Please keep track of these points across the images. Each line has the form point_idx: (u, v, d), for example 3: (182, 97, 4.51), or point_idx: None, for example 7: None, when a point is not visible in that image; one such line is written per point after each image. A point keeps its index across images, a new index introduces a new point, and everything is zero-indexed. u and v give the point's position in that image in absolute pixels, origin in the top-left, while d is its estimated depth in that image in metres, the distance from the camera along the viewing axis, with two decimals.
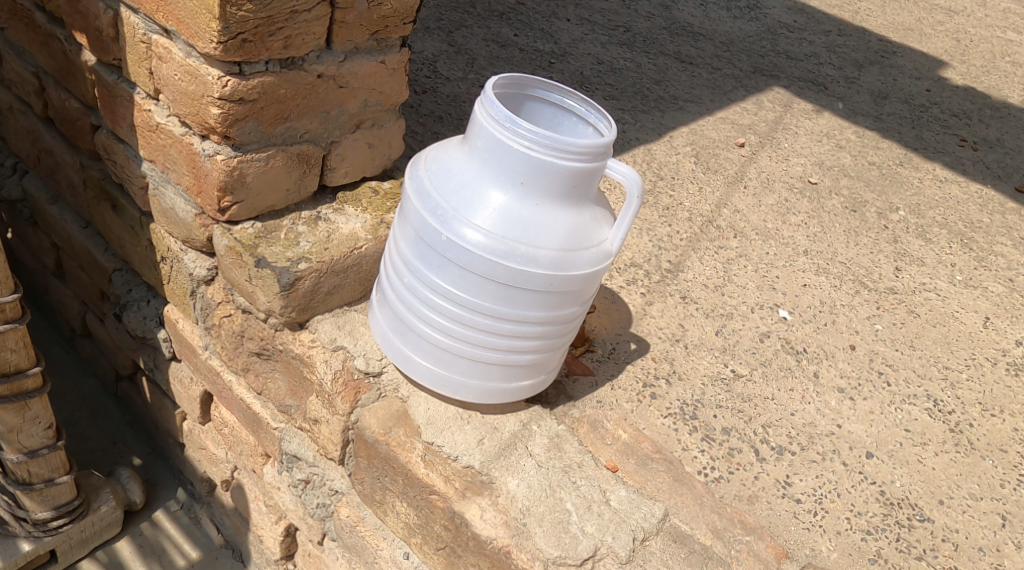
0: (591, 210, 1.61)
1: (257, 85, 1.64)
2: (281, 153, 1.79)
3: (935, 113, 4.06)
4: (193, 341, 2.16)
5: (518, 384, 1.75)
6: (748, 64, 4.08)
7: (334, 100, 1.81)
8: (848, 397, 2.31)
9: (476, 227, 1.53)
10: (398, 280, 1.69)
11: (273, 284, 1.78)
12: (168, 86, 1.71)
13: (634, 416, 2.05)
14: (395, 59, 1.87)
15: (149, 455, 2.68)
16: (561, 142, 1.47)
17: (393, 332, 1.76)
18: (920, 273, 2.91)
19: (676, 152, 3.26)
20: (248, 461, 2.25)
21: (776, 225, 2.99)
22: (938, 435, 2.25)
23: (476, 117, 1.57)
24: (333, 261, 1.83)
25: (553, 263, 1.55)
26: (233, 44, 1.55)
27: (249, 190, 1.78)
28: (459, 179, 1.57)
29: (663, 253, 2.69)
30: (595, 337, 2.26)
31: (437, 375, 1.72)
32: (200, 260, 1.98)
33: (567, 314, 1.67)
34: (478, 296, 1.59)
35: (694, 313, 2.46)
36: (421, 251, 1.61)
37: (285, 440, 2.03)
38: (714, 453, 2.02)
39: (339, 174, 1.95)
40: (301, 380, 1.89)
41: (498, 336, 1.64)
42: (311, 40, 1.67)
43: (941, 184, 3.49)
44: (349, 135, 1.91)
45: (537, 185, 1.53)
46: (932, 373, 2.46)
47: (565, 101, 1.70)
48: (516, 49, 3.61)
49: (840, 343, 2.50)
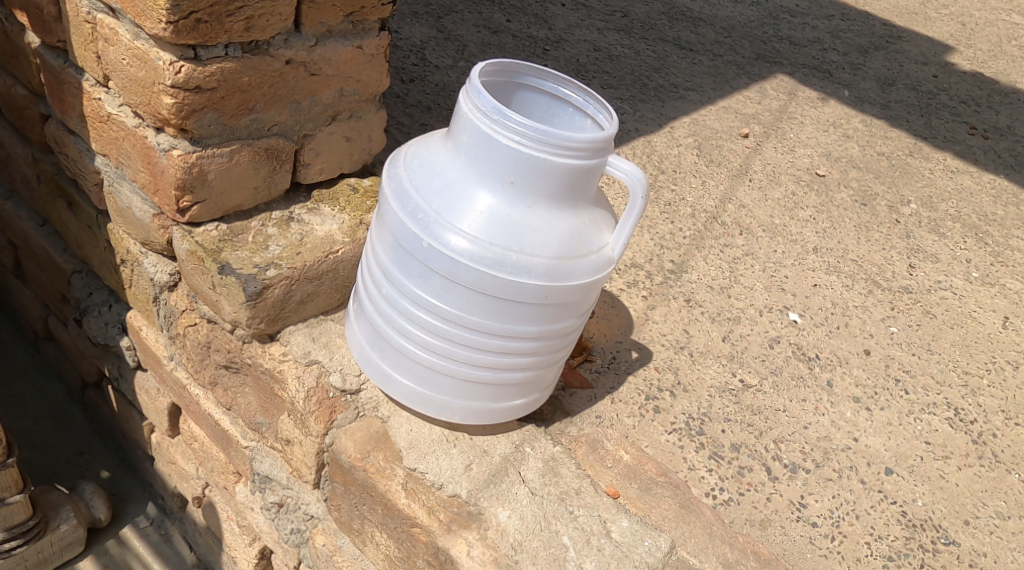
0: (590, 212, 1.45)
1: (216, 71, 1.46)
2: (247, 147, 1.61)
3: (943, 100, 3.89)
4: (158, 351, 1.98)
5: (509, 404, 1.59)
6: (750, 50, 3.91)
7: (305, 90, 1.65)
8: (864, 407, 2.14)
9: (461, 232, 1.36)
10: (376, 291, 1.52)
11: (238, 293, 1.60)
12: (117, 73, 1.52)
13: (635, 433, 1.89)
14: (373, 43, 1.71)
15: (117, 467, 2.50)
16: (556, 135, 1.31)
17: (370, 347, 1.59)
18: (934, 270, 2.75)
19: (677, 143, 3.09)
20: (220, 478, 2.07)
21: (784, 220, 2.83)
22: (960, 448, 2.09)
23: (460, 109, 1.39)
24: (305, 267, 1.66)
25: (549, 273, 1.38)
26: (186, 25, 1.37)
27: (211, 189, 1.61)
28: (441, 178, 1.40)
29: (665, 252, 2.53)
30: (594, 345, 2.11)
31: (420, 396, 1.56)
32: (162, 265, 1.80)
33: (563, 327, 1.50)
34: (464, 309, 1.42)
35: (699, 317, 2.30)
36: (401, 259, 1.44)
37: (256, 459, 1.85)
38: (723, 473, 1.86)
39: (313, 170, 1.79)
40: (272, 397, 1.72)
41: (487, 353, 1.47)
42: (275, 22, 1.50)
43: (952, 175, 3.33)
44: (323, 127, 1.75)
45: (529, 185, 1.36)
46: (952, 379, 2.30)
47: (561, 90, 1.53)
48: (508, 35, 3.43)
49: (854, 348, 2.33)
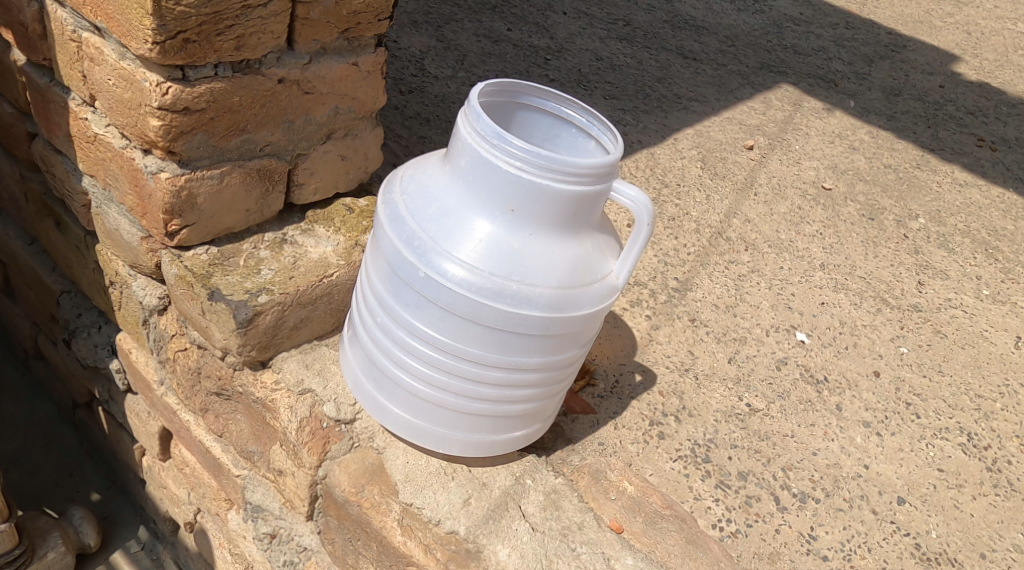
0: (594, 238, 1.39)
1: (205, 92, 1.40)
2: (238, 169, 1.56)
3: (950, 111, 3.83)
4: (148, 375, 1.92)
5: (509, 436, 1.53)
6: (754, 60, 3.85)
7: (298, 108, 1.59)
8: (874, 433, 2.09)
9: (458, 261, 1.31)
10: (370, 319, 1.46)
11: (228, 320, 1.54)
12: (103, 93, 1.47)
13: (639, 461, 1.83)
14: (370, 60, 1.66)
15: (108, 489, 2.44)
16: (559, 161, 1.25)
17: (365, 377, 1.53)
18: (944, 287, 2.69)
19: (681, 156, 3.04)
20: (211, 504, 2.00)
21: (790, 235, 2.77)
22: (974, 476, 2.03)
23: (458, 132, 1.34)
24: (298, 292, 1.60)
25: (551, 303, 1.33)
26: (172, 45, 1.32)
27: (201, 212, 1.55)
28: (439, 204, 1.34)
29: (669, 269, 2.47)
30: (596, 368, 2.05)
31: (417, 428, 1.50)
32: (151, 288, 1.74)
33: (565, 359, 1.45)
34: (462, 341, 1.36)
35: (705, 338, 2.24)
36: (396, 288, 1.38)
37: (248, 489, 1.79)
38: (730, 503, 1.80)
39: (307, 191, 1.74)
40: (264, 426, 1.67)
41: (486, 385, 1.42)
42: (267, 40, 1.44)
43: (961, 188, 3.27)
44: (318, 146, 1.69)
45: (531, 213, 1.30)
46: (964, 403, 2.24)
47: (563, 110, 1.48)
48: (509, 45, 3.37)
49: (863, 369, 2.28)
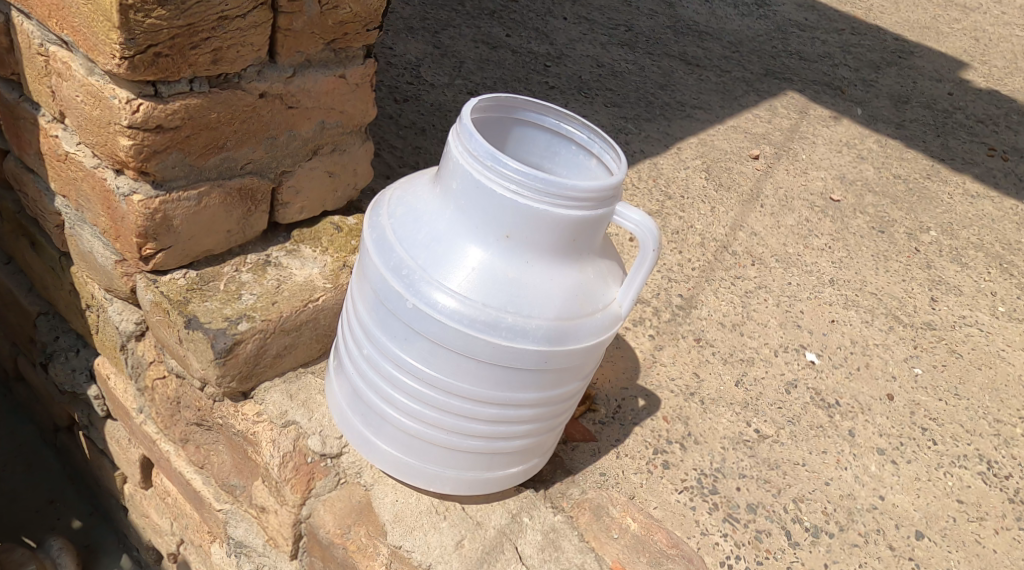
0: (596, 265, 1.30)
1: (179, 109, 1.31)
2: (217, 189, 1.47)
3: (959, 119, 3.74)
4: (126, 403, 1.82)
5: (505, 472, 1.44)
6: (759, 66, 3.76)
7: (282, 124, 1.50)
8: (889, 461, 2.00)
9: (449, 292, 1.21)
10: (357, 351, 1.37)
11: (206, 350, 1.45)
12: (72, 110, 1.37)
13: (643, 493, 1.74)
14: (358, 72, 1.57)
15: (90, 516, 2.36)
16: (558, 184, 1.16)
17: (352, 411, 1.44)
18: (958, 304, 2.59)
19: (685, 166, 2.94)
20: (194, 536, 1.91)
21: (798, 249, 2.67)
22: (996, 508, 1.94)
23: (450, 152, 1.24)
24: (282, 318, 1.51)
25: (549, 336, 1.23)
26: (143, 60, 1.22)
27: (177, 235, 1.46)
28: (429, 230, 1.25)
29: (673, 285, 2.37)
30: (598, 392, 1.95)
31: (407, 465, 1.41)
32: (127, 313, 1.64)
33: (564, 393, 1.36)
34: (454, 376, 1.27)
35: (711, 359, 2.15)
36: (383, 318, 1.29)
37: (230, 524, 1.70)
38: (739, 539, 1.71)
39: (293, 209, 1.65)
40: (246, 460, 1.57)
41: (480, 421, 1.33)
42: (247, 53, 1.35)
43: (973, 200, 3.18)
44: (304, 163, 1.60)
45: (527, 239, 1.21)
46: (982, 428, 2.15)
47: (563, 126, 1.39)
48: (508, 51, 3.28)
49: (877, 393, 2.18)
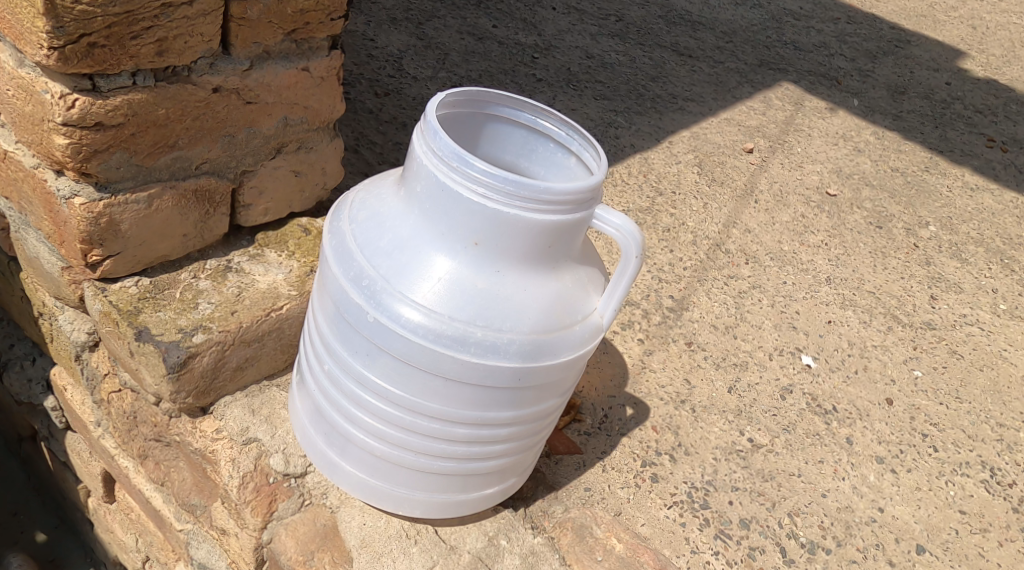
0: (576, 273, 1.20)
1: (121, 105, 1.21)
2: (169, 190, 1.36)
3: (957, 109, 3.64)
4: (83, 416, 1.71)
5: (480, 493, 1.35)
6: (753, 56, 3.65)
7: (240, 120, 1.40)
8: (889, 470, 1.90)
9: (413, 305, 1.12)
10: (318, 366, 1.28)
11: (158, 364, 1.34)
12: (5, 106, 1.27)
13: (630, 510, 1.65)
14: (323, 65, 1.47)
15: (55, 529, 2.26)
16: (530, 186, 1.06)
17: (315, 430, 1.34)
18: (958, 302, 2.50)
19: (676, 160, 2.84)
20: (159, 554, 1.81)
21: (793, 247, 2.58)
22: (999, 518, 1.85)
23: (415, 151, 1.14)
24: (241, 328, 1.41)
25: (523, 352, 1.14)
26: (76, 51, 1.12)
27: (126, 240, 1.36)
28: (391, 236, 1.15)
29: (664, 286, 2.28)
30: (583, 401, 1.86)
31: (374, 487, 1.31)
32: (79, 322, 1.53)
33: (541, 410, 1.26)
34: (420, 395, 1.18)
35: (703, 364, 2.05)
36: (343, 332, 1.20)
37: (192, 544, 1.59)
38: (731, 557, 1.62)
39: (256, 211, 1.54)
40: (206, 479, 1.47)
41: (450, 442, 1.23)
42: (196, 44, 1.25)
43: (972, 192, 3.08)
44: (267, 161, 1.50)
45: (498, 247, 1.11)
46: (985, 433, 2.06)
47: (539, 122, 1.28)
48: (494, 43, 3.18)
49: (876, 397, 2.09)
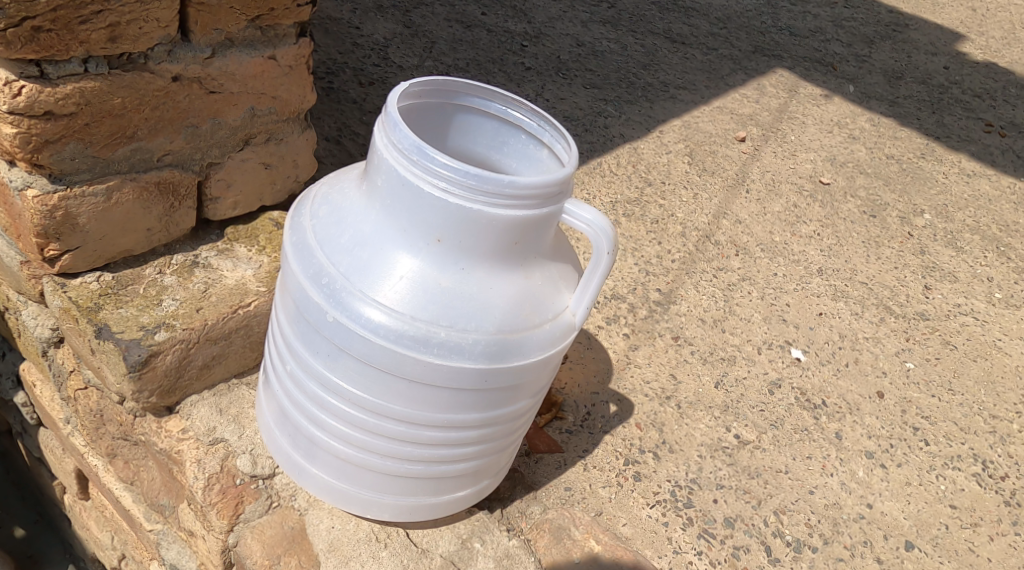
0: (546, 270, 1.15)
1: (72, 93, 1.17)
2: (130, 183, 1.32)
3: (955, 94, 3.58)
4: (53, 413, 1.67)
5: (451, 496, 1.31)
6: (747, 43, 3.59)
7: (203, 110, 1.35)
8: (879, 465, 1.86)
9: (374, 305, 1.07)
10: (281, 366, 1.24)
11: (119, 363, 1.30)
12: None
13: (611, 510, 1.61)
14: (290, 53, 1.42)
15: (34, 524, 2.24)
16: (494, 180, 1.01)
17: (280, 432, 1.30)
18: (953, 292, 2.46)
19: (667, 150, 2.79)
20: (133, 552, 1.77)
21: (785, 237, 2.53)
22: (991, 513, 1.81)
23: (376, 144, 1.10)
24: (207, 326, 1.37)
25: (489, 352, 1.09)
26: (20, 35, 1.08)
27: (85, 234, 1.31)
28: (352, 233, 1.11)
29: (651, 279, 2.23)
30: (566, 399, 1.81)
31: (341, 491, 1.28)
32: (42, 317, 1.49)
33: (512, 411, 1.22)
34: (383, 396, 1.14)
35: (689, 359, 2.01)
36: (305, 333, 1.16)
37: (162, 545, 1.55)
38: (714, 557, 1.59)
39: (224, 205, 1.49)
40: (173, 479, 1.44)
41: (416, 445, 1.19)
42: (151, 29, 1.21)
43: (968, 179, 3.03)
44: (234, 154, 1.45)
45: (462, 244, 1.07)
46: (978, 426, 2.02)
47: (509, 112, 1.23)
48: (483, 31, 3.12)
49: (866, 391, 2.05)
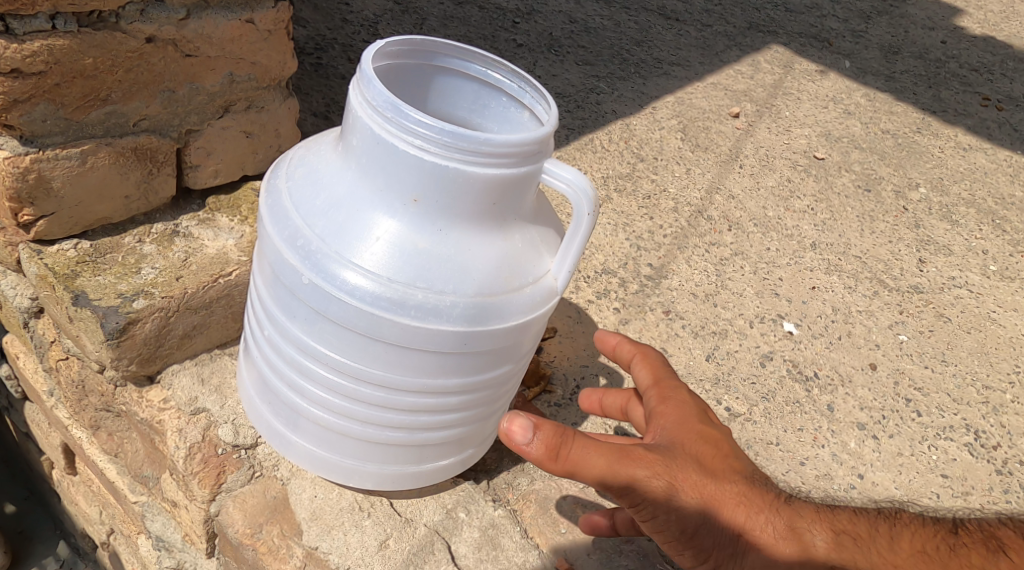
0: (527, 233, 1.13)
1: (40, 51, 1.15)
2: (105, 147, 1.30)
3: (952, 68, 3.55)
4: (37, 386, 1.66)
5: (435, 465, 1.29)
6: (742, 19, 3.55)
7: (179, 73, 1.33)
8: (870, 436, 1.85)
9: (350, 267, 1.06)
10: (260, 333, 1.22)
11: (96, 330, 1.29)
12: None
13: None
14: (269, 17, 1.39)
15: (24, 500, 2.26)
16: (469, 137, 0.99)
17: (261, 400, 1.29)
18: (948, 265, 2.44)
19: (660, 126, 2.76)
20: (121, 525, 1.76)
21: (778, 212, 2.51)
22: (982, 481, 1.80)
23: (351, 104, 1.07)
24: (186, 294, 1.35)
25: (467, 315, 1.08)
26: None
27: (60, 200, 1.30)
28: (328, 195, 1.09)
29: (643, 254, 2.21)
30: (554, 373, 1.80)
31: (323, 459, 1.26)
32: (22, 287, 1.46)
33: (494, 377, 1.21)
34: (362, 361, 1.12)
35: (680, 333, 2.00)
36: (282, 297, 1.14)
37: (147, 517, 1.54)
38: None
39: (205, 173, 1.47)
40: (156, 449, 1.43)
41: (396, 411, 1.18)
42: None
43: (965, 152, 3.01)
44: (214, 121, 1.43)
45: (439, 204, 1.04)
46: (971, 396, 2.01)
47: (490, 74, 1.21)
48: (474, 7, 3.08)
49: (859, 362, 2.03)
